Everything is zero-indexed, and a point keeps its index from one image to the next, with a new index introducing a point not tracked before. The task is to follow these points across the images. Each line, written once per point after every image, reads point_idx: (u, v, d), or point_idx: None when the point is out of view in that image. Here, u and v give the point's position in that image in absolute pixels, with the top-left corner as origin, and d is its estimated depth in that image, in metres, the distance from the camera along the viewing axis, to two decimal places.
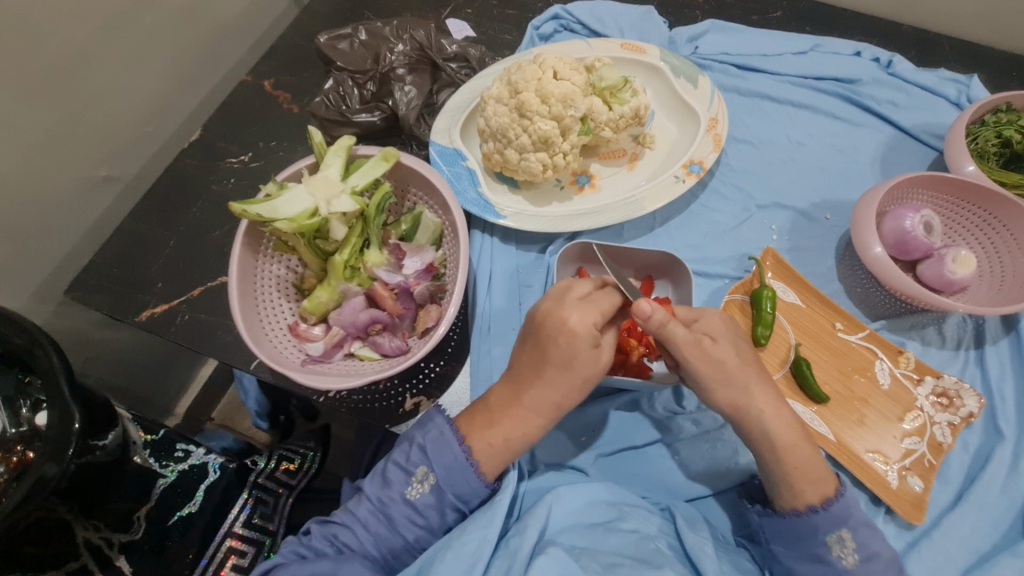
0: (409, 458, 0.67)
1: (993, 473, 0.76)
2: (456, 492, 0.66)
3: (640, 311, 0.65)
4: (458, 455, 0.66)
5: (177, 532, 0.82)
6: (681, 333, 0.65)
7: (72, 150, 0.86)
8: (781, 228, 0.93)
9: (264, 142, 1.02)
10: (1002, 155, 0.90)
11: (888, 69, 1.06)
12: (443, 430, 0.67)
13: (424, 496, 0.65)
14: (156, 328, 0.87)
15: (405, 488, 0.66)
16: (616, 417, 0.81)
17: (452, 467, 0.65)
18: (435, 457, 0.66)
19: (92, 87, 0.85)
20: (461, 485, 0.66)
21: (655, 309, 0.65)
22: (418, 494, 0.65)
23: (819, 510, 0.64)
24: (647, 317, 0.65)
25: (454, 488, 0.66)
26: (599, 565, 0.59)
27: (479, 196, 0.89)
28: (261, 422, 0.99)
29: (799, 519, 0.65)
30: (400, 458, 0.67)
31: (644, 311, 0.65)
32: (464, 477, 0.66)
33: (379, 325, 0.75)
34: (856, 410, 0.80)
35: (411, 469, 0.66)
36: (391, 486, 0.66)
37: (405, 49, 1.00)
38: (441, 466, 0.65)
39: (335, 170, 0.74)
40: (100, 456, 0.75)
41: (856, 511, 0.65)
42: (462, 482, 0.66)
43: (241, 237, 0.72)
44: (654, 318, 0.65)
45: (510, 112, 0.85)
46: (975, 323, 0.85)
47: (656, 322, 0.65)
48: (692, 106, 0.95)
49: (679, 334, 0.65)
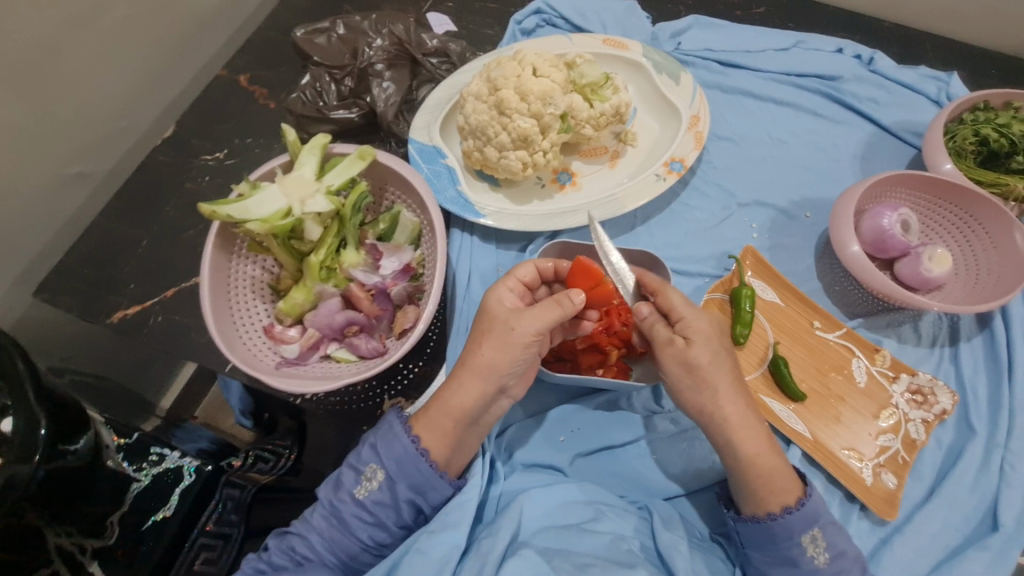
0: (360, 457, 0.66)
1: (964, 469, 0.77)
2: (410, 484, 0.64)
3: (637, 313, 0.71)
4: (407, 447, 0.64)
5: (152, 536, 0.81)
6: (661, 333, 0.68)
7: (42, 145, 0.83)
8: (761, 226, 0.93)
9: (239, 139, 1.01)
10: (980, 154, 0.90)
11: (869, 66, 1.07)
12: (392, 424, 0.66)
13: (374, 492, 0.64)
14: (129, 329, 0.88)
15: (354, 487, 0.65)
16: (593, 416, 0.81)
17: (402, 459, 0.64)
18: (384, 452, 0.64)
19: (62, 81, 0.82)
20: (414, 476, 0.65)
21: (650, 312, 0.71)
22: (367, 492, 0.64)
23: (784, 511, 0.65)
24: (642, 318, 0.71)
25: (406, 480, 0.64)
26: (571, 565, 0.59)
27: (458, 194, 0.88)
28: (245, 420, 0.95)
29: (774, 522, 0.64)
30: (352, 459, 0.67)
31: (642, 312, 0.71)
32: (416, 469, 0.64)
33: (356, 326, 0.74)
34: (832, 408, 0.80)
35: (361, 468, 0.65)
36: (342, 487, 0.65)
37: (384, 44, 0.98)
38: (391, 461, 0.64)
39: (310, 169, 0.72)
40: (71, 461, 0.73)
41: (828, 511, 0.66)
42: (414, 474, 0.64)
43: (213, 238, 0.70)
44: (645, 319, 0.71)
45: (489, 110, 0.84)
46: (950, 321, 0.86)
47: (646, 322, 0.71)
48: (673, 103, 0.95)
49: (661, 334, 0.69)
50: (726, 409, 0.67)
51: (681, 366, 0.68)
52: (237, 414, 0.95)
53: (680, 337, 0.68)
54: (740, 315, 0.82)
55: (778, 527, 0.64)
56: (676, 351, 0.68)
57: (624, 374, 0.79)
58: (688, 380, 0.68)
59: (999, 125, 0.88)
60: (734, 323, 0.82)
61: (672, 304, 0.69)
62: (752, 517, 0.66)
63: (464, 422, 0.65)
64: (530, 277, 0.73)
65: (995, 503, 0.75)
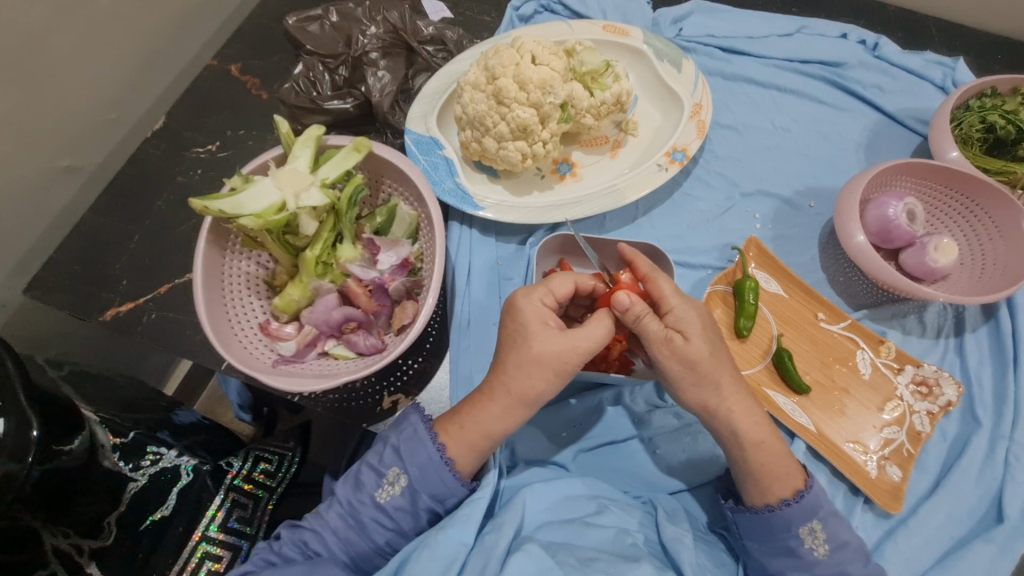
0: (382, 459, 0.65)
1: (970, 460, 0.77)
2: (431, 492, 0.64)
3: (617, 304, 0.64)
4: (432, 454, 0.64)
5: (152, 535, 0.80)
6: (655, 330, 0.64)
7: (31, 139, 0.81)
8: (764, 217, 0.92)
9: (232, 131, 0.99)
10: (986, 140, 0.89)
11: (874, 51, 1.04)
12: (418, 429, 0.66)
13: (396, 498, 0.64)
14: (121, 328, 0.85)
15: (375, 490, 0.64)
16: (598, 411, 0.80)
17: (426, 467, 0.64)
18: (408, 457, 0.64)
19: (49, 72, 0.80)
20: (436, 485, 0.64)
21: (634, 302, 0.64)
22: (388, 496, 0.64)
23: (796, 496, 0.65)
24: (624, 310, 0.64)
25: (428, 489, 0.64)
26: (576, 560, 0.58)
27: (456, 186, 0.87)
28: (243, 413, 1.03)
29: (772, 514, 0.65)
30: (373, 459, 0.66)
31: (621, 303, 0.64)
32: (439, 478, 0.64)
33: (353, 323, 0.72)
34: (836, 401, 0.80)
35: (383, 471, 0.65)
36: (363, 488, 0.65)
37: (378, 31, 0.96)
38: (414, 467, 0.64)
39: (303, 162, 0.70)
40: (66, 462, 0.72)
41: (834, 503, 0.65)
42: (437, 482, 0.64)
43: (204, 233, 0.69)
44: (632, 312, 0.64)
45: (487, 100, 0.82)
46: (955, 312, 0.85)
47: (633, 316, 0.64)
48: (675, 90, 0.93)
49: (654, 328, 0.64)
50: (729, 403, 0.66)
51: (678, 361, 0.65)
52: (236, 409, 1.01)
53: (675, 333, 0.65)
54: (745, 307, 0.80)
55: (781, 518, 0.64)
56: (671, 347, 0.65)
57: (627, 367, 0.78)
58: (687, 374, 0.65)
59: (1006, 111, 0.87)
60: (737, 315, 0.81)
61: (663, 292, 0.67)
62: (751, 507, 0.67)
63: (493, 426, 0.65)
64: (564, 292, 0.67)
65: (999, 496, 0.75)
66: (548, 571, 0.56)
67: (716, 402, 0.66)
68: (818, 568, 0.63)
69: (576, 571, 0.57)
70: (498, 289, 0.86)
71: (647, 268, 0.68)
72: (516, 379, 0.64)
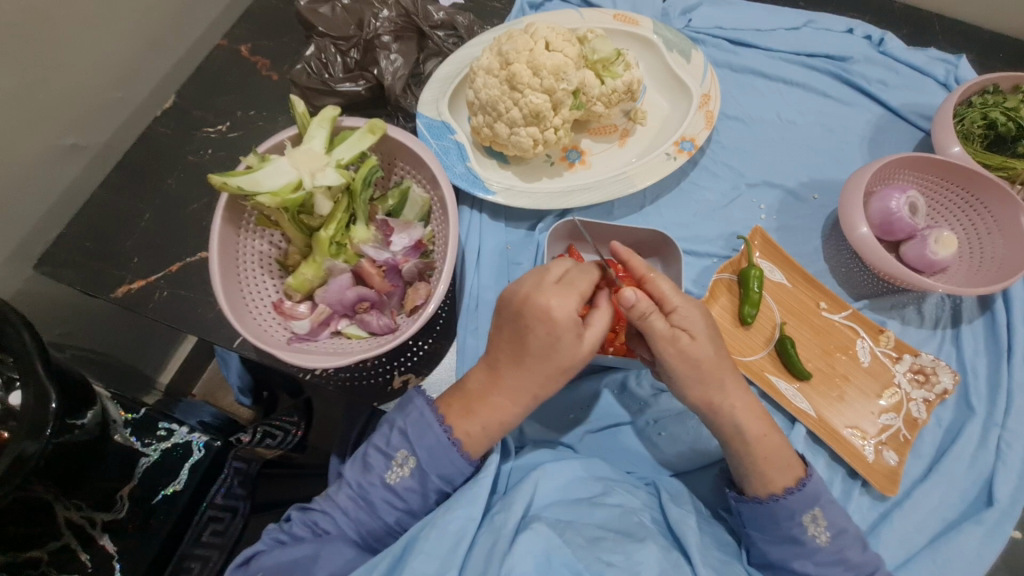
0: (390, 442, 0.67)
1: (963, 446, 0.79)
2: (441, 472, 0.65)
3: (624, 300, 0.65)
4: (440, 437, 0.65)
5: (163, 510, 0.81)
6: (661, 328, 0.65)
7: (39, 115, 0.81)
8: (769, 207, 0.93)
9: (242, 112, 0.98)
10: (987, 136, 0.91)
11: (879, 46, 1.06)
12: (425, 412, 0.67)
13: (405, 479, 0.65)
14: (134, 304, 0.84)
15: (384, 472, 0.66)
16: (597, 395, 0.82)
17: (435, 449, 0.65)
18: (416, 439, 0.65)
19: (54, 48, 0.80)
20: (446, 466, 0.65)
21: (638, 298, 0.65)
22: (398, 478, 0.65)
23: (800, 484, 0.67)
24: (631, 306, 0.65)
25: (438, 470, 0.65)
26: (585, 539, 0.60)
27: (467, 170, 0.88)
28: (244, 399, 0.99)
29: (779, 503, 0.66)
30: (381, 442, 0.67)
31: (628, 300, 0.65)
32: (448, 458, 0.65)
33: (366, 303, 0.73)
34: (837, 387, 0.82)
35: (392, 453, 0.66)
36: (371, 470, 0.66)
37: (390, 15, 0.95)
38: (423, 449, 0.65)
39: (319, 142, 0.71)
40: (78, 436, 0.75)
41: (826, 490, 0.68)
42: (445, 462, 0.65)
43: (221, 211, 0.69)
44: (638, 308, 0.65)
45: (500, 85, 0.83)
46: (952, 303, 0.88)
47: (639, 312, 0.65)
48: (683, 80, 0.94)
49: (658, 327, 0.65)
50: (729, 390, 0.68)
51: (674, 359, 0.67)
52: (235, 392, 0.97)
53: (681, 331, 0.66)
54: (750, 295, 0.82)
55: (786, 507, 0.66)
56: (682, 341, 0.66)
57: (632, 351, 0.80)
58: (689, 368, 0.68)
59: (1008, 108, 0.88)
60: (742, 303, 0.83)
61: (661, 292, 0.67)
62: (752, 496, 0.68)
63: (488, 409, 0.66)
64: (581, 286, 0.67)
65: (991, 480, 0.77)
66: (557, 550, 0.57)
67: (712, 399, 0.68)
68: (817, 555, 0.65)
69: (584, 549, 0.58)
70: (507, 273, 0.88)
71: (643, 268, 0.68)
72: (522, 363, 0.65)
